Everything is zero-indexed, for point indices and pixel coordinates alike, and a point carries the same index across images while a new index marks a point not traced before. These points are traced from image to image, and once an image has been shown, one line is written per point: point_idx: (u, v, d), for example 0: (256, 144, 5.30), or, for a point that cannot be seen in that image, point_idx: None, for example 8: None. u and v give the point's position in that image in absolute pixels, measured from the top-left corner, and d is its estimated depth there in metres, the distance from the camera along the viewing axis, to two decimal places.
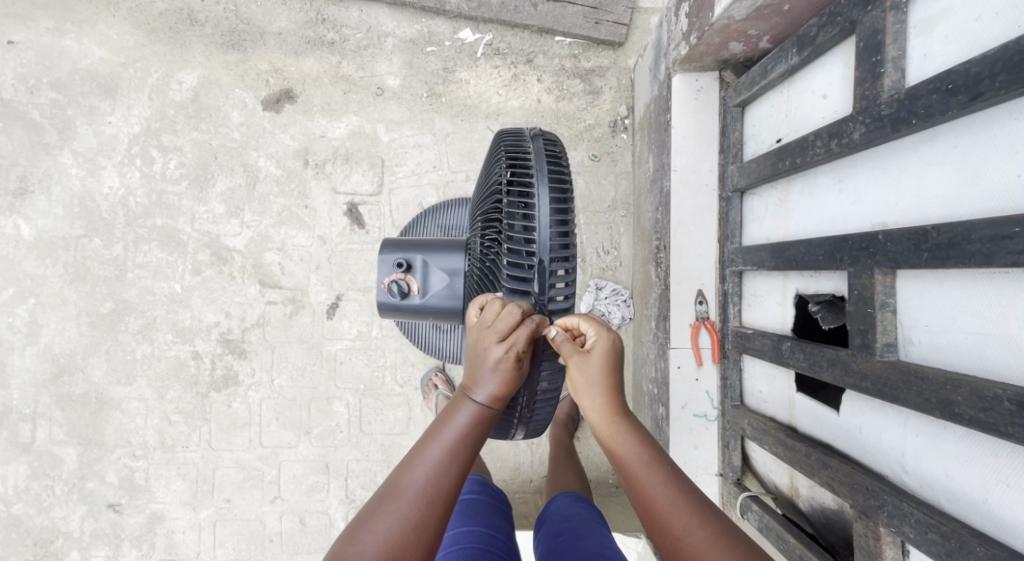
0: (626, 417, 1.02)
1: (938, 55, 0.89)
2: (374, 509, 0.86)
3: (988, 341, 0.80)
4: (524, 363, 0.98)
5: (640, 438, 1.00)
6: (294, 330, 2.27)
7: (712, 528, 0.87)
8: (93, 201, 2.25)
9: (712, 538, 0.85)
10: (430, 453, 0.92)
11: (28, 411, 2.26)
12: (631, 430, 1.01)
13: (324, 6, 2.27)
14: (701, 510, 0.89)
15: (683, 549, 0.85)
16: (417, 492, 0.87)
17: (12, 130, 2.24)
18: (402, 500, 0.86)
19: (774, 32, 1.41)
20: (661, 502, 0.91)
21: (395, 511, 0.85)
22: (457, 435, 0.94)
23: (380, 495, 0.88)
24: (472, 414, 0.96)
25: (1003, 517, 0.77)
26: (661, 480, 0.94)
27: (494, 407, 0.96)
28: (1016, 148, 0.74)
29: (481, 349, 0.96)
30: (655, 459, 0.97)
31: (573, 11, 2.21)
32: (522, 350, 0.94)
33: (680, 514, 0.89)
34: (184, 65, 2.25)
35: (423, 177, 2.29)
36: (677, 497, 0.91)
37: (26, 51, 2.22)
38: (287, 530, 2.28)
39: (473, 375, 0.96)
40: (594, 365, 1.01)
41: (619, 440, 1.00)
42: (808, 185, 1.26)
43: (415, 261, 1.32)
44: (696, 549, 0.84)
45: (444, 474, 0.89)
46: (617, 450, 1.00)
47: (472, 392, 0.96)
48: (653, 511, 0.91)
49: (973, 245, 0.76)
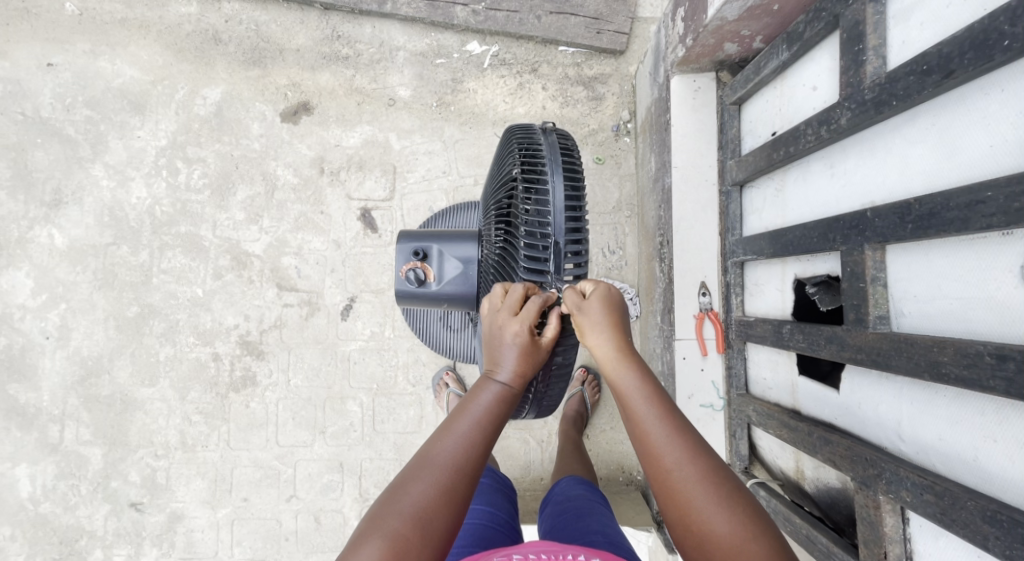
0: (632, 355, 0.98)
1: (915, 41, 0.94)
2: (403, 478, 0.84)
3: (970, 304, 0.83)
4: (541, 341, 0.99)
5: (643, 377, 0.96)
6: (310, 331, 2.34)
7: (703, 463, 0.85)
8: (122, 210, 2.37)
9: (702, 476, 0.83)
10: (456, 428, 0.91)
11: (57, 412, 2.35)
12: (635, 368, 0.97)
13: (339, 23, 2.39)
14: (696, 447, 0.87)
15: (673, 482, 0.84)
16: (446, 461, 0.86)
17: (48, 146, 2.37)
18: (432, 469, 0.84)
19: (765, 31, 1.48)
20: (654, 437, 0.89)
21: (426, 477, 0.83)
22: (482, 413, 0.93)
23: (410, 466, 0.86)
24: (496, 394, 0.95)
25: (993, 472, 0.79)
26: (659, 417, 0.90)
27: (517, 387, 0.97)
28: (989, 121, 0.79)
29: (497, 329, 0.99)
30: (655, 398, 0.93)
31: (576, 22, 2.31)
32: (533, 324, 0.97)
33: (673, 448, 0.87)
34: (208, 82, 2.39)
35: (433, 183, 2.37)
36: (674, 433, 0.88)
37: (63, 72, 2.37)
38: (303, 528, 2.32)
39: (497, 357, 0.98)
40: (595, 313, 0.98)
41: (622, 377, 0.96)
42: (802, 173, 1.31)
43: (431, 250, 1.37)
44: (688, 484, 0.83)
45: (471, 447, 0.89)
46: (619, 386, 0.96)
47: (496, 372, 0.97)
48: (646, 444, 0.89)
49: (951, 213, 0.81)
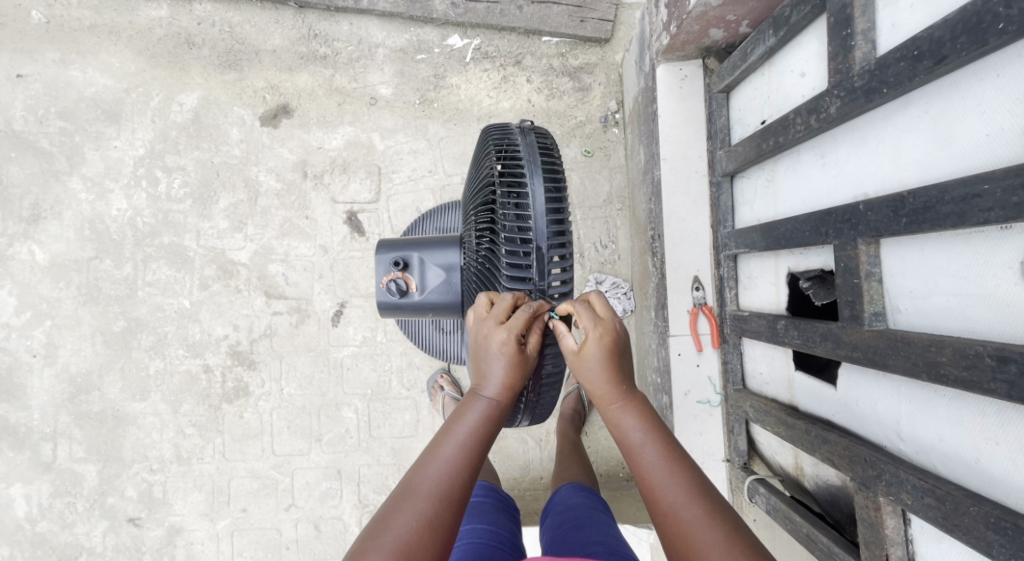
0: (633, 396, 0.95)
1: (906, 23, 0.90)
2: (388, 508, 0.81)
3: (969, 301, 0.80)
4: (529, 350, 0.96)
5: (644, 418, 0.93)
6: (301, 338, 2.31)
7: (708, 505, 0.82)
8: (103, 223, 2.32)
9: (708, 517, 0.80)
10: (442, 451, 0.89)
11: (49, 430, 2.31)
12: (637, 409, 0.93)
13: (316, 22, 2.33)
14: (699, 491, 0.84)
15: (677, 526, 0.81)
16: (431, 489, 0.83)
17: (23, 160, 2.31)
18: (416, 499, 0.82)
19: (752, 15, 1.44)
20: (656, 481, 0.86)
21: (411, 507, 0.81)
22: (466, 434, 0.90)
23: (394, 494, 0.83)
24: (482, 412, 0.93)
25: (995, 474, 0.77)
26: (661, 460, 0.87)
27: (505, 401, 0.94)
28: (984, 108, 0.75)
29: (482, 338, 0.95)
30: (658, 441, 0.90)
31: (558, 11, 2.25)
32: (521, 333, 0.93)
33: (676, 491, 0.84)
34: (184, 88, 2.32)
35: (419, 182, 2.32)
36: (676, 477, 0.86)
37: (34, 83, 2.31)
38: (303, 536, 2.31)
39: (482, 371, 0.95)
40: (593, 367, 0.93)
41: (623, 418, 0.93)
42: (793, 163, 1.27)
43: (411, 259, 1.34)
44: (692, 527, 0.80)
45: (456, 471, 0.86)
46: (620, 428, 0.93)
47: (483, 388, 0.95)
48: (649, 488, 0.86)
49: (947, 207, 0.77)
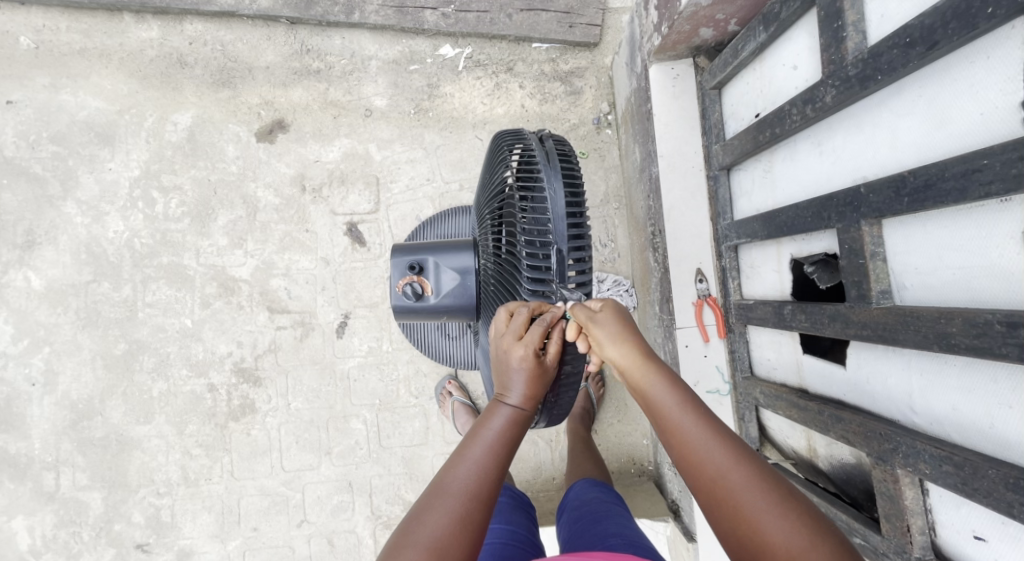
0: (655, 363, 0.96)
1: (895, 14, 0.95)
2: (420, 506, 0.85)
3: (973, 274, 0.84)
4: (547, 361, 0.98)
5: (670, 383, 0.94)
6: (306, 352, 2.30)
7: (749, 467, 0.84)
8: (99, 245, 2.30)
9: (752, 479, 0.82)
10: (470, 453, 0.92)
11: (51, 459, 2.27)
12: (660, 375, 0.95)
13: (308, 37, 2.35)
14: (738, 453, 0.86)
15: (722, 490, 0.83)
16: (461, 487, 0.86)
17: (16, 186, 2.29)
18: (448, 496, 0.85)
19: (740, 13, 1.49)
20: (694, 442, 0.88)
21: (443, 505, 0.84)
22: (494, 437, 0.94)
23: (426, 494, 0.86)
24: (507, 418, 0.96)
25: (1009, 437, 0.80)
26: (696, 424, 0.89)
27: (529, 408, 0.97)
28: (976, 89, 0.80)
29: (503, 354, 0.98)
30: (686, 404, 0.92)
31: (547, 17, 2.29)
32: (538, 347, 0.95)
33: (716, 456, 0.86)
34: (178, 107, 2.32)
35: (418, 191, 2.34)
36: (713, 438, 0.87)
37: (24, 109, 2.29)
38: (316, 552, 2.29)
39: (505, 382, 0.98)
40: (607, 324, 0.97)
41: (649, 386, 0.94)
42: (790, 153, 1.31)
43: (426, 262, 1.35)
44: (739, 490, 0.82)
45: (485, 471, 0.89)
46: (648, 396, 0.94)
47: (506, 396, 0.98)
48: (688, 454, 0.88)
49: (948, 183, 0.81)
